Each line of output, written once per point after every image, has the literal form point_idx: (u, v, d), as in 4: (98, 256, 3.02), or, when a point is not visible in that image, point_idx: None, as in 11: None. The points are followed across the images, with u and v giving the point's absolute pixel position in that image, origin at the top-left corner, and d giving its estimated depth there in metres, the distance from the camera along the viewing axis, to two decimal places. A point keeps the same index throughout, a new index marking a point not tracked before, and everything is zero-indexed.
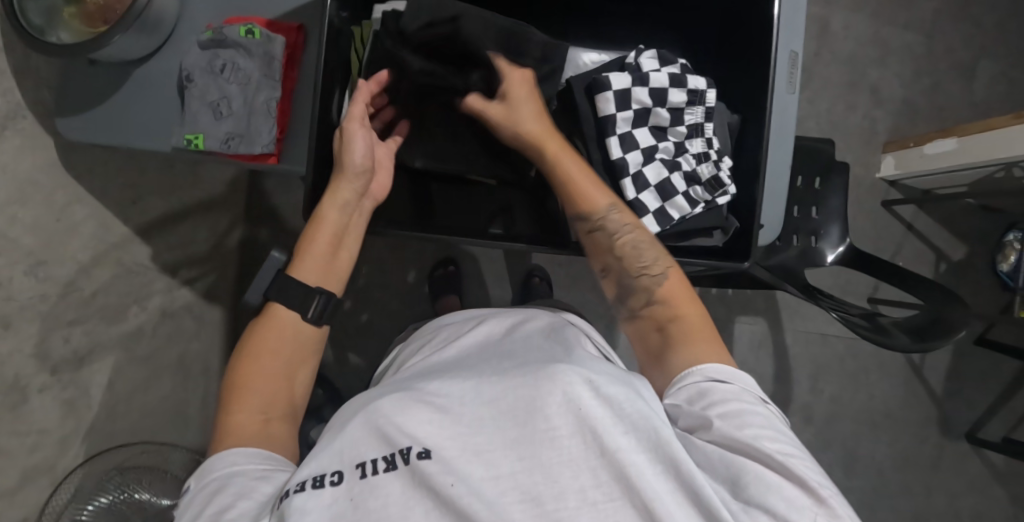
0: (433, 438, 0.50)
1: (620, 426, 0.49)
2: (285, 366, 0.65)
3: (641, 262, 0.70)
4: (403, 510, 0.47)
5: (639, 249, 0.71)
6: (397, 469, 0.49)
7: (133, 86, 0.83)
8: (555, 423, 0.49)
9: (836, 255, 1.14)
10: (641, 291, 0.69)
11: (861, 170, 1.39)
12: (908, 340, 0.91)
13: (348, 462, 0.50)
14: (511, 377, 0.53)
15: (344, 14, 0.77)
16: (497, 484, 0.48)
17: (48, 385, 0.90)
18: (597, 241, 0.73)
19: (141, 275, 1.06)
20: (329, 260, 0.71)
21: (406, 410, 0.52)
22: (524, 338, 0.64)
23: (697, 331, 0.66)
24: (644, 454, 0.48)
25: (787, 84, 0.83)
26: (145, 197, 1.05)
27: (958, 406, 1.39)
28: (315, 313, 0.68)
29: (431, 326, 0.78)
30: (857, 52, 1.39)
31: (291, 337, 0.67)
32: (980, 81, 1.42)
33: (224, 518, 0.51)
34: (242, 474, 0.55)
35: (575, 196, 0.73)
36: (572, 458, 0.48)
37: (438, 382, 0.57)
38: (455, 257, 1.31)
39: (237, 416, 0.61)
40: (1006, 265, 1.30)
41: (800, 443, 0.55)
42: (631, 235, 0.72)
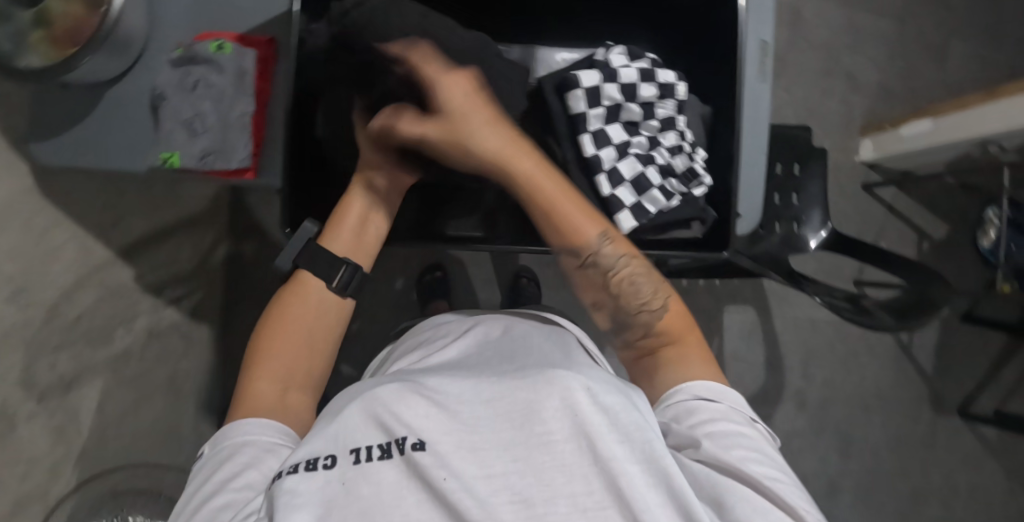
0: (428, 431, 0.49)
1: (615, 435, 0.48)
2: (309, 337, 0.67)
3: (637, 298, 0.68)
4: (395, 498, 0.47)
5: (636, 281, 0.69)
6: (392, 457, 0.48)
7: (106, 107, 0.83)
8: (552, 427, 0.48)
9: (818, 239, 1.14)
10: (638, 325, 0.68)
11: (840, 155, 1.40)
12: (891, 320, 0.92)
13: (343, 447, 0.50)
14: (511, 378, 0.52)
15: (314, 26, 0.77)
16: (489, 483, 0.46)
17: (35, 413, 0.89)
18: (589, 276, 0.70)
19: (125, 297, 1.05)
20: (357, 237, 0.74)
21: (405, 400, 0.51)
22: (521, 339, 0.64)
23: (685, 343, 0.68)
24: (637, 465, 0.47)
25: (758, 73, 0.84)
26: (126, 217, 1.04)
27: (948, 383, 1.40)
28: (339, 283, 0.70)
29: (420, 328, 0.76)
30: (830, 38, 1.40)
31: (317, 307, 0.69)
32: (953, 62, 1.44)
33: (233, 484, 0.53)
34: (254, 444, 0.57)
35: (563, 229, 0.69)
36: (565, 463, 0.47)
37: (437, 376, 0.55)
38: (442, 263, 1.31)
39: (256, 384, 0.63)
40: (986, 241, 1.31)
41: (785, 467, 0.57)
42: (628, 269, 0.69)
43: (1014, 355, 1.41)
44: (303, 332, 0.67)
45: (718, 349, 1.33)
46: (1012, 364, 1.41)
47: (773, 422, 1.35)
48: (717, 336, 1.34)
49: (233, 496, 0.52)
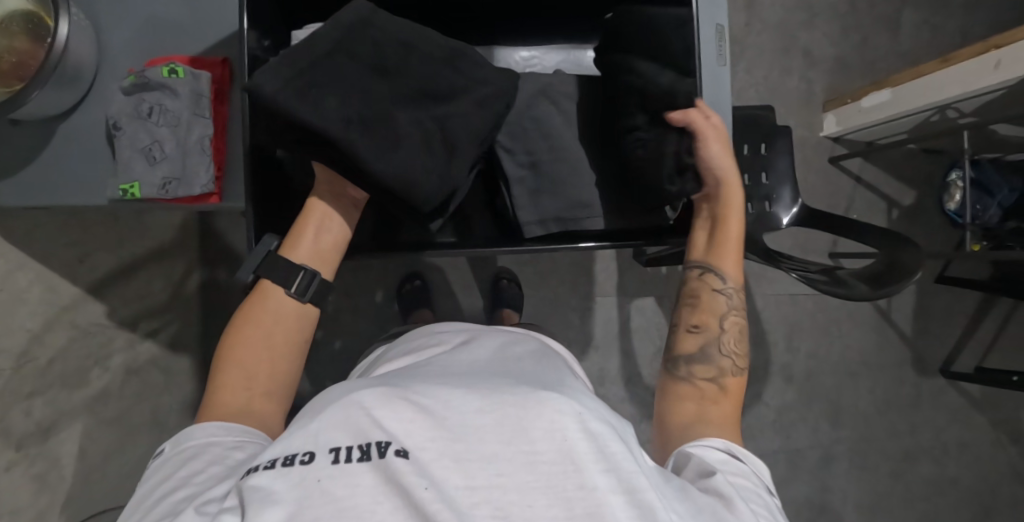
0: (414, 438, 0.45)
1: (601, 464, 0.45)
2: (270, 344, 0.63)
3: (734, 347, 0.71)
4: (372, 502, 0.42)
5: (741, 336, 0.72)
6: (371, 461, 0.44)
7: (59, 142, 0.81)
8: (539, 447, 0.45)
9: (791, 215, 1.16)
10: (715, 366, 0.69)
11: (804, 130, 1.42)
12: (866, 287, 0.93)
13: (322, 445, 0.45)
14: (500, 394, 0.49)
15: (266, 43, 0.77)
16: (471, 495, 0.42)
17: (14, 463, 0.86)
18: (715, 303, 0.73)
19: (98, 335, 1.02)
20: (315, 244, 0.69)
21: (390, 405, 0.47)
22: (511, 354, 0.60)
23: (729, 402, 0.68)
24: (621, 495, 0.44)
25: (717, 58, 0.80)
26: (92, 253, 1.02)
27: (929, 344, 1.43)
28: (298, 291, 0.65)
29: (414, 334, 0.71)
30: (785, 17, 1.41)
31: (280, 316, 0.64)
32: (905, 31, 1.47)
33: (194, 481, 0.51)
34: (217, 444, 0.55)
35: (728, 254, 0.74)
36: (548, 485, 0.43)
37: (427, 384, 0.51)
38: (421, 271, 1.30)
39: (222, 391, 0.60)
40: (953, 203, 1.33)
41: None
42: (740, 322, 0.73)
43: (988, 311, 1.44)
44: (266, 339, 0.63)
45: None
46: (990, 319, 1.44)
47: (763, 398, 1.37)
48: None
49: (193, 490, 0.50)
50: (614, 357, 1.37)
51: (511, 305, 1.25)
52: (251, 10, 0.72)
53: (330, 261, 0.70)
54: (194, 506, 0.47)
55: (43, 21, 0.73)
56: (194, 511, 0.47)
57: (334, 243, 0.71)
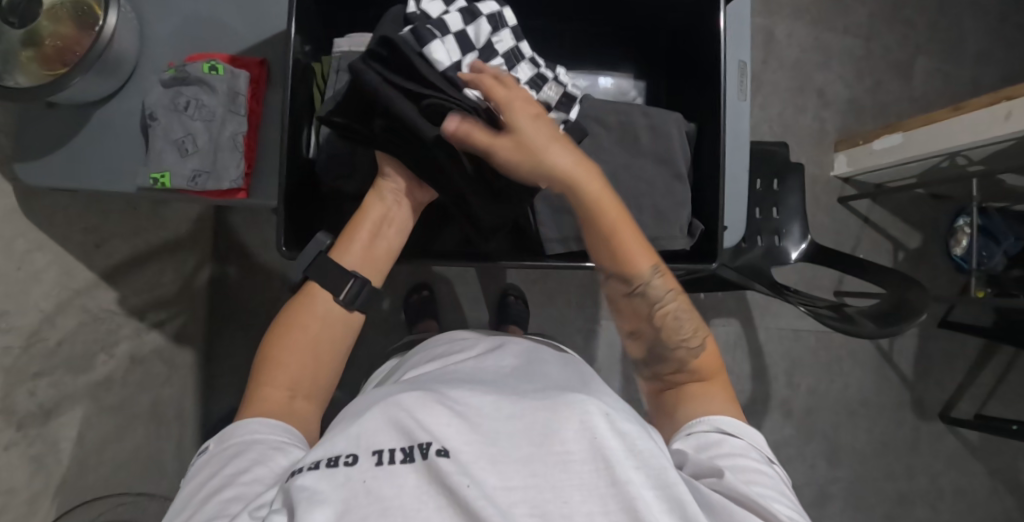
0: (452, 439, 0.45)
1: (633, 461, 0.45)
2: (316, 351, 0.63)
3: (681, 332, 0.67)
4: (416, 501, 0.43)
5: (680, 318, 0.67)
6: (414, 462, 0.44)
7: (95, 128, 0.83)
8: (570, 448, 0.45)
9: (799, 251, 1.18)
10: (671, 360, 0.66)
11: (816, 169, 1.44)
12: (874, 326, 0.93)
13: (365, 447, 0.46)
14: (531, 397, 0.49)
15: (306, 48, 0.79)
16: (508, 495, 0.43)
17: (15, 442, 0.86)
18: (637, 304, 0.67)
19: (107, 321, 1.03)
20: (369, 249, 0.70)
21: (429, 408, 0.48)
22: (538, 361, 0.60)
23: (712, 376, 0.66)
24: (653, 490, 0.44)
25: (739, 92, 0.91)
26: (108, 240, 1.03)
27: (930, 388, 1.43)
28: (346, 297, 0.66)
29: (434, 342, 0.71)
30: (802, 57, 1.44)
31: (327, 322, 0.65)
32: (918, 77, 1.50)
33: (240, 481, 0.51)
34: (263, 442, 0.55)
35: (617, 255, 0.66)
36: (583, 483, 0.44)
37: (459, 388, 0.52)
38: (430, 282, 1.31)
39: (265, 389, 0.60)
40: (958, 249, 1.35)
41: (799, 504, 0.55)
42: (674, 303, 0.67)
43: (989, 358, 1.45)
44: (313, 346, 0.63)
45: None
46: (991, 366, 1.45)
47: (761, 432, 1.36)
48: None
49: (241, 490, 0.51)
50: (615, 380, 1.37)
51: (517, 321, 1.25)
52: (298, 14, 0.74)
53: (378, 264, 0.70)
54: (246, 509, 0.48)
55: (92, 10, 0.75)
56: (247, 515, 0.47)
57: (387, 247, 0.71)
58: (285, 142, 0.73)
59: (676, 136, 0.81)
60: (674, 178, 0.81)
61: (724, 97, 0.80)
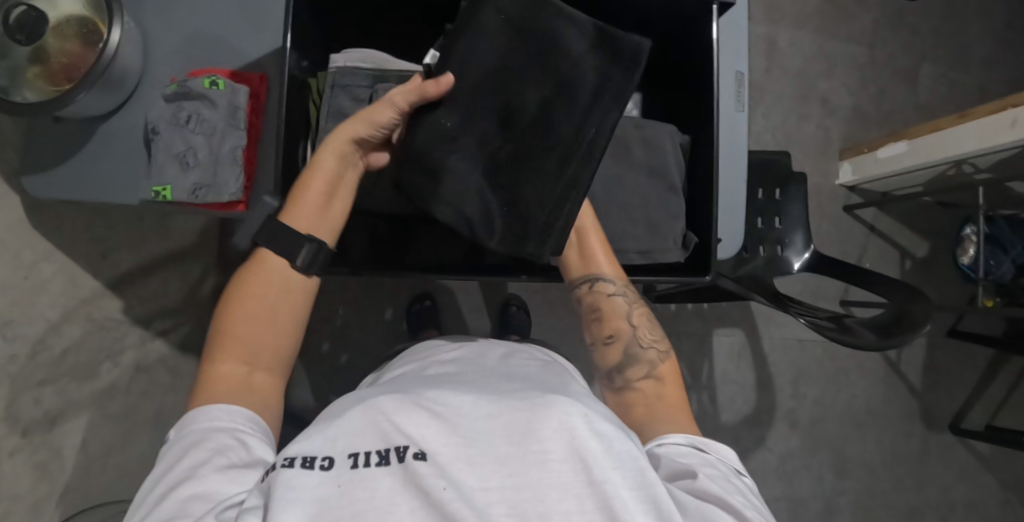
0: (430, 441, 0.46)
1: (611, 461, 0.45)
2: (270, 313, 0.62)
3: (650, 336, 0.70)
4: (389, 504, 0.43)
5: (651, 323, 0.72)
6: (390, 465, 0.45)
7: (99, 142, 0.85)
8: (548, 447, 0.45)
9: (802, 261, 1.17)
10: (643, 363, 0.68)
11: (820, 178, 1.43)
12: (873, 336, 0.93)
13: (341, 450, 0.46)
14: (511, 395, 0.50)
15: (303, 63, 0.80)
16: (485, 495, 0.44)
17: (19, 448, 0.90)
18: (615, 304, 0.71)
19: (113, 330, 1.05)
20: (323, 207, 0.67)
21: (407, 411, 0.48)
22: (517, 360, 0.61)
23: (675, 385, 0.67)
24: (631, 490, 0.45)
25: (735, 104, 0.90)
26: (114, 250, 1.05)
27: (939, 398, 1.41)
28: (303, 263, 0.64)
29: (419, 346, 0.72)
30: (805, 65, 1.44)
31: (279, 292, 0.63)
32: (924, 84, 1.49)
33: (201, 472, 0.51)
34: (223, 431, 0.55)
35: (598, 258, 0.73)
36: (560, 483, 0.44)
37: (438, 389, 0.52)
38: (431, 291, 1.31)
39: (218, 365, 0.59)
40: (965, 258, 1.31)
41: (765, 511, 0.55)
42: (643, 309, 0.73)
43: (1000, 368, 1.42)
44: (264, 314, 0.62)
45: (708, 371, 1.33)
46: (1002, 376, 1.42)
47: (767, 443, 1.34)
48: (708, 358, 1.33)
49: (199, 488, 0.50)
50: None
51: (517, 331, 1.25)
52: (294, 30, 0.76)
53: (312, 216, 0.66)
54: (212, 512, 0.49)
55: (97, 29, 0.77)
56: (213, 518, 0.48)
57: (324, 186, 0.67)
58: (280, 156, 0.74)
59: (669, 149, 0.81)
60: (667, 190, 0.81)
61: (717, 111, 0.80)
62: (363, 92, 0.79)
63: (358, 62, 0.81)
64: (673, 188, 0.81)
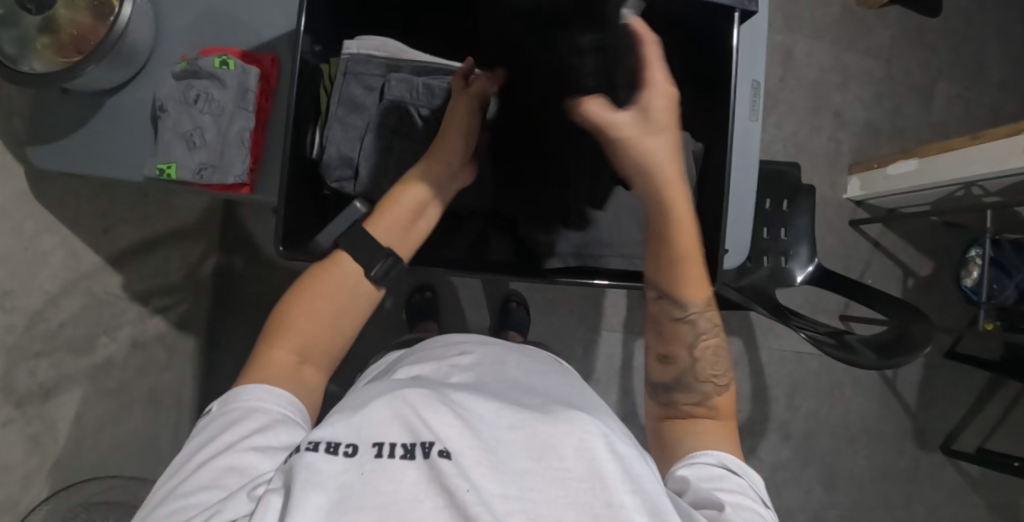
0: (454, 441, 0.46)
1: (629, 485, 0.45)
2: (334, 317, 0.65)
3: (711, 370, 0.68)
4: (413, 499, 0.43)
5: (716, 358, 0.69)
6: (415, 460, 0.45)
7: (107, 115, 0.84)
8: (568, 465, 0.45)
9: (805, 274, 1.16)
10: (696, 392, 0.67)
11: (829, 191, 1.42)
12: (873, 356, 0.92)
13: (366, 439, 0.47)
14: (533, 409, 0.50)
15: (318, 48, 0.79)
16: (504, 504, 0.43)
17: (13, 419, 0.87)
18: (682, 330, 0.68)
19: (111, 305, 1.05)
20: (408, 227, 0.72)
21: (432, 407, 0.48)
22: (540, 375, 0.61)
23: (725, 419, 0.67)
24: (647, 517, 0.44)
25: (750, 113, 0.90)
26: (117, 225, 1.05)
27: (933, 418, 1.41)
28: (376, 272, 0.68)
29: (431, 342, 0.72)
30: (819, 76, 1.43)
31: (352, 292, 0.67)
32: (938, 102, 1.48)
33: (239, 447, 0.52)
34: (265, 412, 0.55)
35: (673, 275, 0.67)
36: (577, 501, 0.43)
37: (462, 392, 0.52)
38: (432, 283, 1.31)
39: (274, 351, 0.61)
40: (969, 280, 1.31)
41: None
42: (715, 338, 0.69)
43: (997, 391, 1.42)
44: (330, 314, 0.64)
45: None
46: (997, 400, 1.42)
47: (758, 453, 1.35)
48: None
49: (235, 461, 0.51)
50: (614, 390, 1.36)
51: (516, 328, 1.25)
52: (309, 13, 0.75)
53: (394, 231, 0.70)
54: (244, 488, 0.48)
55: (109, 2, 0.77)
56: (245, 493, 0.47)
57: (411, 208, 0.72)
58: (288, 140, 0.73)
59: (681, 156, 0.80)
60: None
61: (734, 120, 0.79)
62: (375, 81, 0.79)
63: (372, 50, 0.80)
64: None
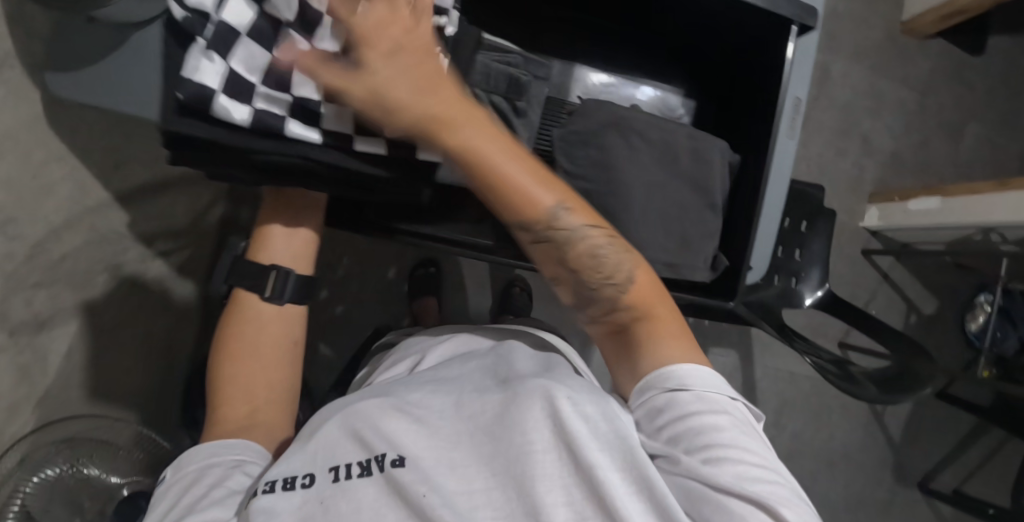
0: (406, 448, 0.52)
1: (597, 443, 0.49)
2: (257, 354, 0.68)
3: (605, 271, 0.59)
4: (373, 515, 0.49)
5: (597, 253, 0.59)
6: (371, 474, 0.51)
7: (130, 50, 0.79)
8: (532, 438, 0.49)
9: (814, 298, 1.15)
10: (601, 302, 0.59)
11: (845, 216, 1.41)
12: (875, 391, 0.92)
13: (321, 466, 0.54)
14: (491, 392, 0.55)
15: None
16: (466, 499, 0.49)
17: None
18: (545, 250, 0.59)
19: (113, 243, 1.02)
20: (288, 245, 0.73)
21: (385, 417, 0.55)
22: (510, 349, 0.66)
23: (659, 310, 0.59)
24: (619, 472, 0.48)
25: (790, 130, 0.87)
26: (128, 161, 1.00)
27: (914, 455, 1.42)
28: (271, 294, 0.71)
29: (411, 341, 0.79)
30: (853, 99, 1.41)
31: (275, 319, 0.70)
32: (966, 141, 1.46)
33: (199, 504, 0.54)
34: (218, 465, 0.59)
35: (512, 200, 0.56)
36: (547, 473, 0.48)
37: (418, 391, 0.58)
38: (437, 258, 1.30)
39: (225, 407, 0.65)
40: (974, 325, 1.34)
41: (769, 452, 0.51)
42: (588, 238, 0.59)
43: (981, 436, 1.43)
44: (254, 352, 0.68)
45: None
46: (980, 444, 1.43)
47: None
48: None
49: (198, 516, 0.52)
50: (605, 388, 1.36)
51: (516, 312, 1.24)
52: None
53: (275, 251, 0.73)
54: None
55: None
56: None
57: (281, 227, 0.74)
58: None
59: (719, 164, 0.77)
60: (707, 208, 0.76)
61: (776, 136, 0.76)
62: None
63: None
64: (714, 206, 0.77)
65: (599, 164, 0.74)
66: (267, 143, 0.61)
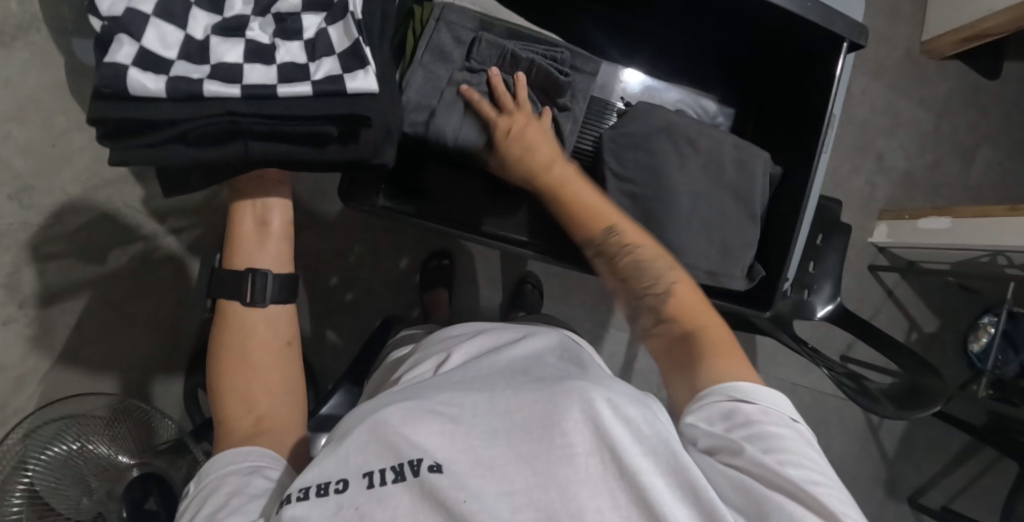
0: (441, 452, 0.48)
1: (639, 446, 0.47)
2: (247, 357, 0.66)
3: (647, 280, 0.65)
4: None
5: (637, 263, 0.65)
6: (406, 480, 0.47)
7: None
8: (573, 440, 0.47)
9: (825, 311, 1.17)
10: (645, 313, 0.65)
11: (856, 232, 1.42)
12: (892, 407, 0.94)
13: (354, 471, 0.48)
14: (524, 390, 0.52)
15: None
16: (509, 503, 0.45)
17: None
18: (602, 265, 0.69)
19: (127, 218, 1.00)
20: (259, 248, 0.70)
21: (414, 421, 0.50)
22: (536, 349, 0.62)
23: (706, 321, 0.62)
24: (663, 477, 0.46)
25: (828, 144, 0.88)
26: None
27: (906, 469, 1.45)
28: (253, 298, 0.68)
29: (432, 339, 0.76)
30: (870, 117, 1.42)
31: (263, 323, 0.68)
32: (977, 165, 1.49)
33: (221, 512, 0.51)
34: (235, 473, 0.56)
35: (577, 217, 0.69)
36: (590, 476, 0.46)
37: (447, 391, 0.54)
38: (450, 250, 1.29)
39: (228, 420, 0.63)
40: (975, 346, 1.37)
41: (830, 470, 0.51)
42: (631, 254, 0.66)
43: (972, 455, 1.46)
44: (246, 358, 0.66)
45: None
46: (969, 462, 1.47)
47: None
48: None
49: None
50: None
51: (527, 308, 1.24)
52: None
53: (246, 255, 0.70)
54: None
55: None
56: None
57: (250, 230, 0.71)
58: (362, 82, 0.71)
59: (761, 172, 0.78)
60: (747, 218, 0.77)
61: (820, 148, 0.77)
62: (466, 34, 0.76)
63: (468, 4, 0.79)
64: (755, 216, 0.77)
65: (647, 168, 0.74)
66: (191, 111, 0.55)
